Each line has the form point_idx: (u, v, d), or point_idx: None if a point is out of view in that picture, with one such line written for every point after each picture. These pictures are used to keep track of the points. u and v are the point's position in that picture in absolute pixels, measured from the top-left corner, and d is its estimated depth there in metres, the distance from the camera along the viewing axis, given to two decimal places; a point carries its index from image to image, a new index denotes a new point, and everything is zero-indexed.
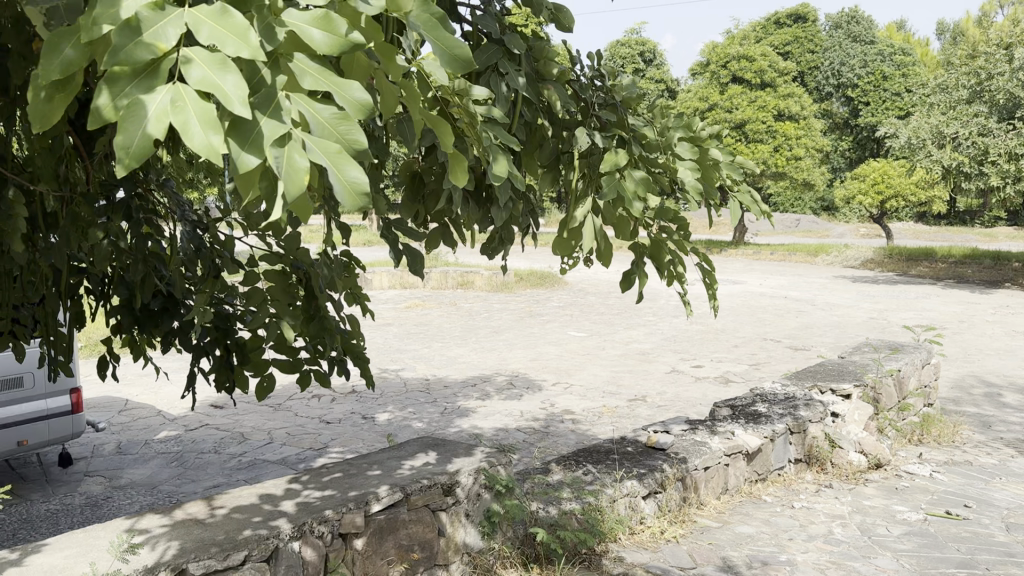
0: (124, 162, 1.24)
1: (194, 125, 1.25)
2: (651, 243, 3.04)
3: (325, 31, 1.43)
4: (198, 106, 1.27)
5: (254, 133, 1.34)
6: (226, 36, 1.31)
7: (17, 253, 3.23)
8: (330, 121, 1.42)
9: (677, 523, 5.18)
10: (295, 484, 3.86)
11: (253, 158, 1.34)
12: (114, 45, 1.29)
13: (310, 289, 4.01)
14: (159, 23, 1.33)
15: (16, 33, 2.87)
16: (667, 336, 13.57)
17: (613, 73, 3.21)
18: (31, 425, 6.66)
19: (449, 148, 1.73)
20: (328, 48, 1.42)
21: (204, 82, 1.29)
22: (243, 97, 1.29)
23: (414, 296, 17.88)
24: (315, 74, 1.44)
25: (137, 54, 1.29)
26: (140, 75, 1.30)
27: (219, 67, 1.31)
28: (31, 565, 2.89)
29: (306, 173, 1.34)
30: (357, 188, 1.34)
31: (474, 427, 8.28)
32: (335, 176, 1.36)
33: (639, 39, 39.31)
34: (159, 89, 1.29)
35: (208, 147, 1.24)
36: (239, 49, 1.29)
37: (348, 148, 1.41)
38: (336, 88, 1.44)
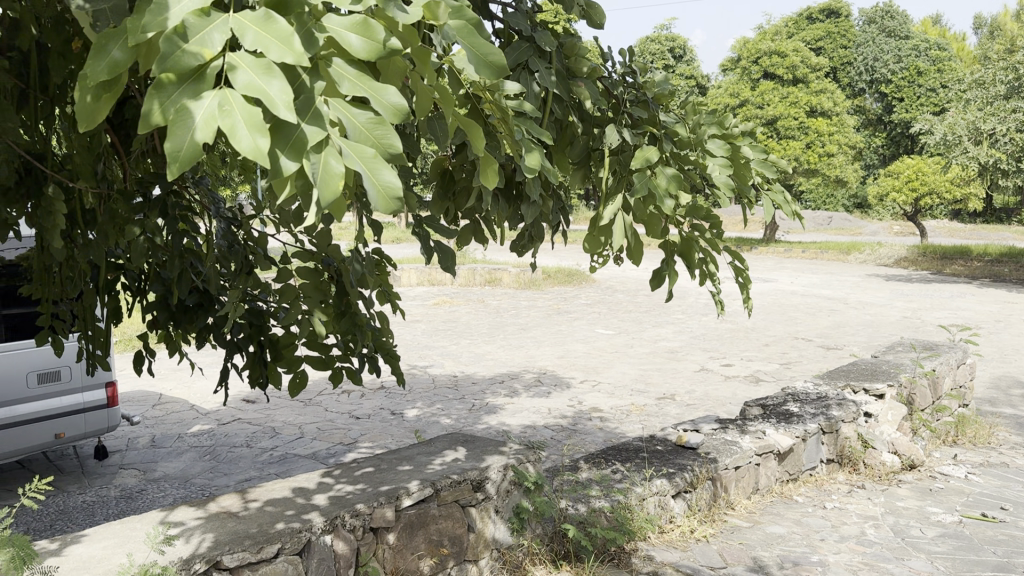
0: (173, 166, 1.21)
1: (240, 129, 1.23)
2: (682, 241, 3.02)
3: (363, 37, 1.42)
4: (244, 110, 1.24)
5: (295, 136, 1.33)
6: (270, 42, 1.30)
7: (57, 250, 3.29)
8: (365, 125, 1.41)
9: (707, 522, 5.16)
10: (327, 478, 3.89)
11: (292, 162, 1.32)
12: (161, 52, 1.27)
13: (342, 287, 4.01)
14: (205, 29, 1.31)
15: (56, 33, 2.94)
16: (696, 334, 13.50)
17: (644, 69, 3.20)
18: (68, 418, 6.78)
19: (480, 151, 1.73)
20: (366, 53, 1.41)
21: (250, 87, 1.27)
22: (288, 102, 1.27)
23: (442, 293, 17.99)
24: (352, 79, 1.43)
25: (184, 61, 1.28)
26: (186, 81, 1.29)
27: (264, 72, 1.29)
28: (70, 555, 2.95)
29: (340, 178, 1.34)
30: (390, 192, 1.33)
31: (502, 424, 8.30)
32: (370, 179, 1.34)
33: (670, 35, 39.16)
34: (206, 93, 1.27)
35: (255, 151, 1.22)
36: (284, 56, 1.28)
37: (382, 152, 1.40)
38: (372, 93, 1.43)
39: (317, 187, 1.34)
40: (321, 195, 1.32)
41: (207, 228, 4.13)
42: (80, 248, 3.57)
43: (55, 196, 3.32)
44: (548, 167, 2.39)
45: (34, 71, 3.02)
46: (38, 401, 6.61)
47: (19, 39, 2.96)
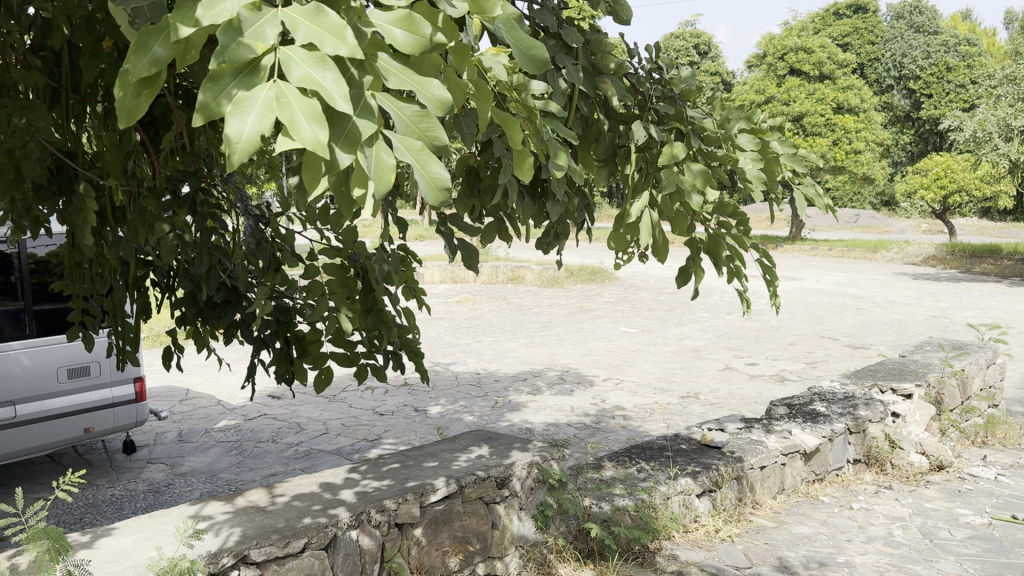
0: (231, 157, 1.19)
1: (300, 121, 1.21)
2: (709, 238, 3.00)
3: (408, 32, 1.40)
4: (303, 103, 1.22)
5: (349, 129, 1.31)
6: (323, 35, 1.27)
7: (88, 247, 3.34)
8: (412, 118, 1.39)
9: (733, 522, 5.13)
10: (354, 474, 3.92)
11: (346, 155, 1.30)
12: (219, 45, 1.26)
13: (368, 283, 4.05)
14: (258, 23, 1.29)
15: (88, 32, 3.01)
16: (720, 332, 13.43)
17: (670, 64, 3.17)
18: (98, 413, 6.88)
19: (517, 143, 1.78)
20: (411, 48, 1.38)
21: (306, 79, 1.23)
22: (345, 93, 1.23)
23: (466, 290, 18.03)
24: (398, 73, 1.42)
25: (240, 54, 1.26)
26: (240, 74, 1.26)
27: (318, 64, 1.25)
28: (101, 548, 2.99)
29: (392, 171, 1.35)
30: (439, 183, 1.33)
31: (525, 422, 8.30)
32: (419, 172, 1.34)
33: (695, 31, 38.97)
34: (261, 85, 1.23)
35: (315, 144, 1.19)
36: (338, 49, 1.25)
37: (428, 144, 1.39)
38: (417, 86, 1.42)
39: (370, 180, 1.35)
40: (375, 186, 1.33)
41: (234, 225, 4.16)
42: (110, 245, 3.61)
43: (86, 193, 3.36)
44: (574, 166, 2.39)
45: (65, 71, 3.07)
46: (67, 396, 6.71)
47: (52, 39, 3.02)
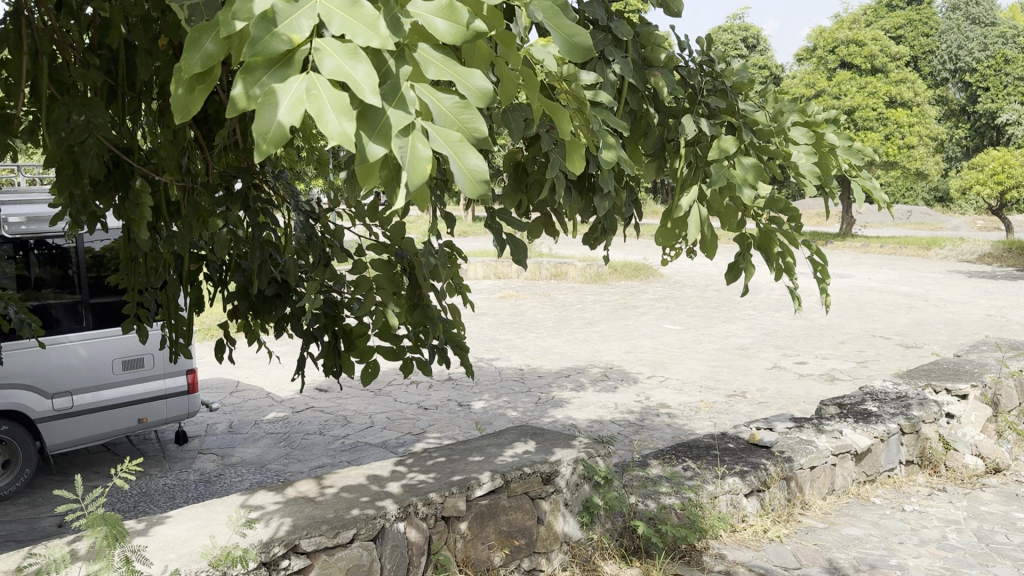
0: (262, 148, 1.20)
1: (328, 113, 1.19)
2: (760, 234, 2.96)
3: (449, 21, 1.38)
4: (332, 95, 1.21)
5: (382, 121, 1.30)
6: (357, 26, 1.26)
7: (144, 241, 3.41)
8: (451, 109, 1.37)
9: (781, 522, 5.06)
10: (400, 467, 3.95)
11: (379, 148, 1.29)
12: (251, 37, 1.25)
13: (414, 279, 4.05)
14: (293, 15, 1.27)
15: (144, 31, 3.09)
16: (767, 330, 13.26)
17: (722, 57, 3.14)
18: (150, 404, 7.04)
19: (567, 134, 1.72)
20: (451, 38, 1.36)
21: (336, 71, 1.23)
22: (374, 86, 1.22)
23: (509, 286, 18.05)
24: (438, 64, 1.40)
25: (273, 46, 1.25)
26: (274, 66, 1.26)
27: (349, 56, 1.25)
28: (156, 535, 3.06)
29: (428, 162, 1.30)
30: (476, 175, 1.30)
31: (568, 418, 8.29)
32: (455, 164, 1.31)
33: (743, 24, 38.53)
34: (293, 77, 1.23)
35: (342, 137, 1.17)
36: (370, 40, 1.24)
37: (468, 136, 1.36)
38: (457, 76, 1.39)
39: (405, 172, 1.30)
40: (408, 178, 1.29)
41: (285, 220, 4.22)
42: (164, 240, 3.68)
43: (142, 188, 3.43)
44: (624, 160, 2.35)
45: (122, 69, 3.16)
46: (122, 387, 6.88)
47: (109, 39, 3.10)
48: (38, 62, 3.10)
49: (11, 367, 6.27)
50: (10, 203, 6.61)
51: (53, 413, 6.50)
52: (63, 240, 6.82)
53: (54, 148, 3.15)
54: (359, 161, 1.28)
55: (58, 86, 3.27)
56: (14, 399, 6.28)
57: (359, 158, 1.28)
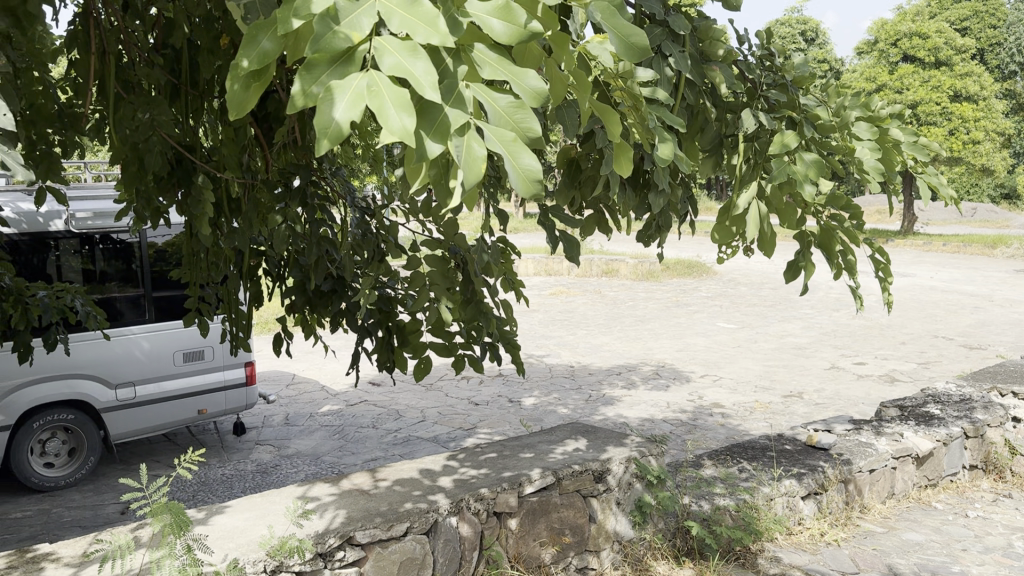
0: (321, 144, 1.17)
1: (389, 109, 1.17)
2: (821, 231, 2.90)
3: (506, 21, 1.37)
4: (392, 91, 1.19)
5: (440, 119, 1.29)
6: (417, 24, 1.23)
7: (206, 238, 3.49)
8: (505, 109, 1.36)
9: (839, 526, 4.96)
10: (452, 461, 3.98)
11: (437, 146, 1.28)
12: (314, 33, 1.24)
13: (468, 275, 4.07)
14: (354, 13, 1.26)
15: (207, 31, 3.20)
16: (825, 330, 13.00)
17: (783, 51, 3.09)
18: (210, 395, 7.21)
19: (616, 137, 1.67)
20: (508, 38, 1.36)
21: (397, 68, 1.21)
22: (434, 83, 1.20)
23: (560, 282, 18.02)
24: (493, 64, 1.40)
25: (335, 43, 1.24)
26: (335, 64, 1.24)
27: (410, 54, 1.23)
28: (216, 525, 3.14)
29: (484, 162, 1.28)
30: (531, 176, 1.28)
31: (620, 416, 8.26)
32: (510, 163, 1.28)
33: (801, 17, 37.97)
34: (354, 74, 1.21)
35: (403, 132, 1.16)
36: (430, 37, 1.21)
37: (522, 136, 1.34)
38: (512, 76, 1.40)
39: (461, 170, 1.29)
40: (463, 176, 1.27)
41: (342, 216, 4.28)
42: (225, 236, 3.76)
43: (203, 184, 3.50)
44: (680, 156, 2.32)
45: (186, 68, 3.25)
46: (182, 379, 7.05)
47: (173, 38, 3.20)
48: (106, 62, 3.18)
49: (77, 358, 6.48)
50: (78, 199, 6.81)
51: (116, 403, 6.70)
52: (127, 235, 7.00)
53: (121, 143, 3.24)
54: (417, 159, 1.27)
55: (123, 84, 3.38)
56: (78, 389, 6.48)
57: (418, 155, 1.26)
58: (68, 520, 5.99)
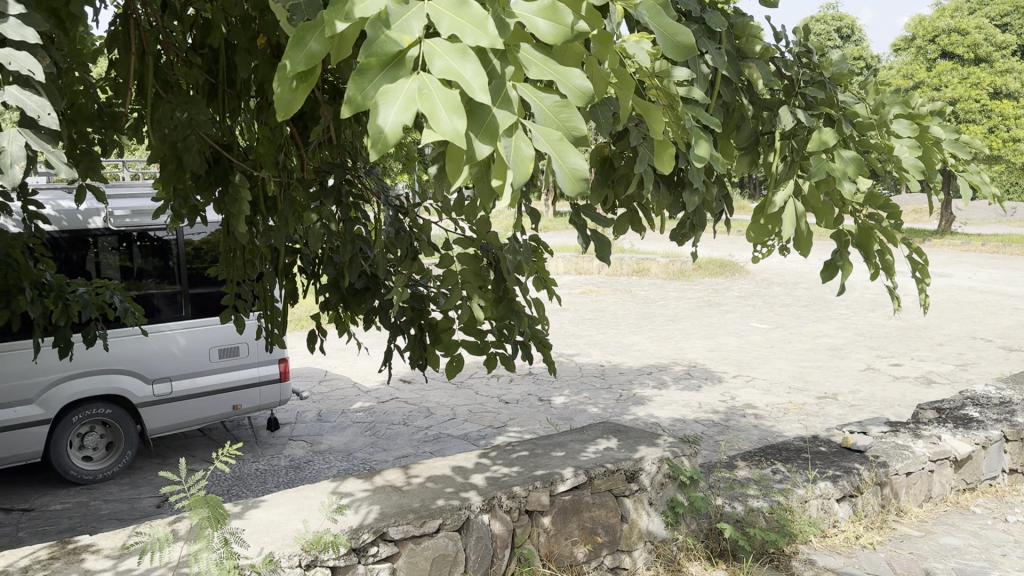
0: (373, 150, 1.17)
1: (440, 112, 1.17)
2: (859, 231, 2.87)
3: (551, 21, 1.35)
4: (443, 94, 1.18)
5: (488, 121, 1.27)
6: (466, 27, 1.22)
7: (242, 235, 3.53)
8: (551, 108, 1.34)
9: (875, 529, 4.89)
10: (484, 459, 3.99)
11: (485, 147, 1.26)
12: (366, 37, 1.23)
13: (501, 273, 4.08)
14: (404, 16, 1.24)
15: (244, 31, 3.24)
16: (860, 330, 12.84)
17: (821, 48, 3.06)
18: (244, 391, 7.30)
19: (658, 135, 1.69)
20: (553, 37, 1.34)
21: (447, 70, 1.20)
22: (484, 84, 1.18)
23: (590, 281, 18.00)
24: (539, 64, 1.37)
25: (386, 47, 1.23)
26: (386, 68, 1.23)
27: (459, 55, 1.22)
28: (252, 519, 3.17)
29: (531, 162, 1.28)
30: (577, 175, 1.27)
31: (650, 416, 8.23)
32: (557, 163, 1.29)
33: (837, 14, 37.59)
34: (404, 78, 1.21)
35: (454, 134, 1.15)
36: (480, 39, 1.20)
37: (568, 135, 1.34)
38: (558, 76, 1.36)
39: (509, 170, 1.29)
40: (513, 176, 1.28)
41: (375, 215, 4.30)
42: (261, 233, 3.80)
43: (240, 183, 3.53)
44: (716, 156, 2.31)
45: (223, 68, 3.32)
46: (217, 374, 7.15)
47: (211, 38, 3.26)
48: (146, 61, 3.23)
49: (116, 354, 6.60)
50: (117, 198, 6.92)
51: (153, 398, 6.81)
52: (164, 233, 7.11)
53: (160, 142, 3.28)
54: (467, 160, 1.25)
55: (161, 84, 3.43)
56: (116, 384, 6.60)
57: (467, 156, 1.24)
58: (106, 512, 6.09)
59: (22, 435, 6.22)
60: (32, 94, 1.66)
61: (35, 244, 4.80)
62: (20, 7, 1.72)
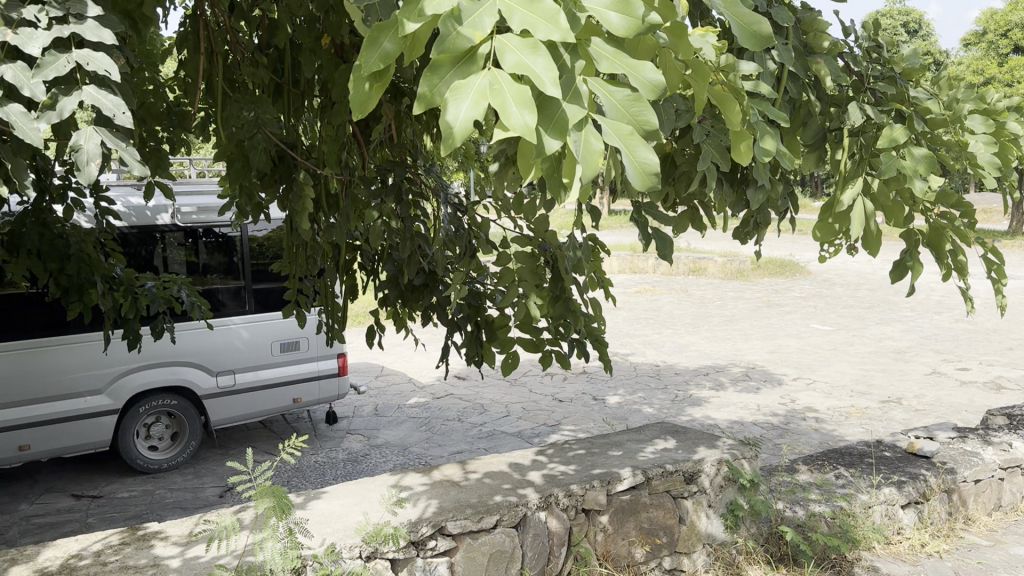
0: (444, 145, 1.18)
1: (510, 107, 1.17)
2: (930, 230, 2.79)
3: (623, 14, 1.33)
4: (515, 90, 1.18)
5: (559, 114, 1.26)
6: (538, 22, 1.23)
7: (305, 232, 3.58)
8: (623, 102, 1.32)
9: (941, 537, 4.75)
10: (541, 457, 4.00)
11: (555, 142, 1.25)
12: (439, 34, 1.23)
13: (558, 271, 4.09)
14: (476, 13, 1.25)
15: (309, 32, 3.33)
16: (926, 333, 12.48)
17: (891, 43, 2.98)
18: (305, 385, 7.44)
19: (737, 126, 1.67)
20: (625, 30, 1.31)
21: (518, 66, 1.20)
22: (555, 79, 1.18)
23: (645, 281, 17.87)
24: (610, 57, 1.36)
25: (458, 43, 1.23)
26: (458, 64, 1.24)
27: (530, 49, 1.21)
28: (314, 509, 3.23)
29: (601, 156, 1.27)
30: (648, 170, 1.24)
31: (707, 417, 8.13)
32: (627, 157, 1.27)
33: (904, 9, 36.66)
34: (476, 73, 1.21)
35: (524, 129, 1.14)
36: (552, 33, 1.21)
37: (640, 129, 1.31)
38: (629, 70, 1.35)
39: (579, 164, 1.29)
40: (582, 170, 1.28)
41: (435, 212, 4.32)
42: (323, 230, 3.85)
43: (303, 180, 3.58)
44: (782, 152, 2.26)
45: (289, 68, 3.38)
46: (279, 368, 7.29)
47: (276, 39, 3.33)
48: (214, 61, 3.32)
49: (182, 346, 6.79)
50: (185, 195, 7.11)
51: (217, 390, 6.98)
52: (229, 229, 7.29)
53: (228, 142, 3.36)
54: (536, 154, 1.25)
55: (230, 83, 3.53)
56: (182, 375, 6.79)
57: (537, 150, 1.24)
58: (170, 501, 6.27)
59: (90, 424, 6.41)
60: (108, 94, 1.72)
61: (107, 239, 4.97)
62: (98, 9, 1.79)
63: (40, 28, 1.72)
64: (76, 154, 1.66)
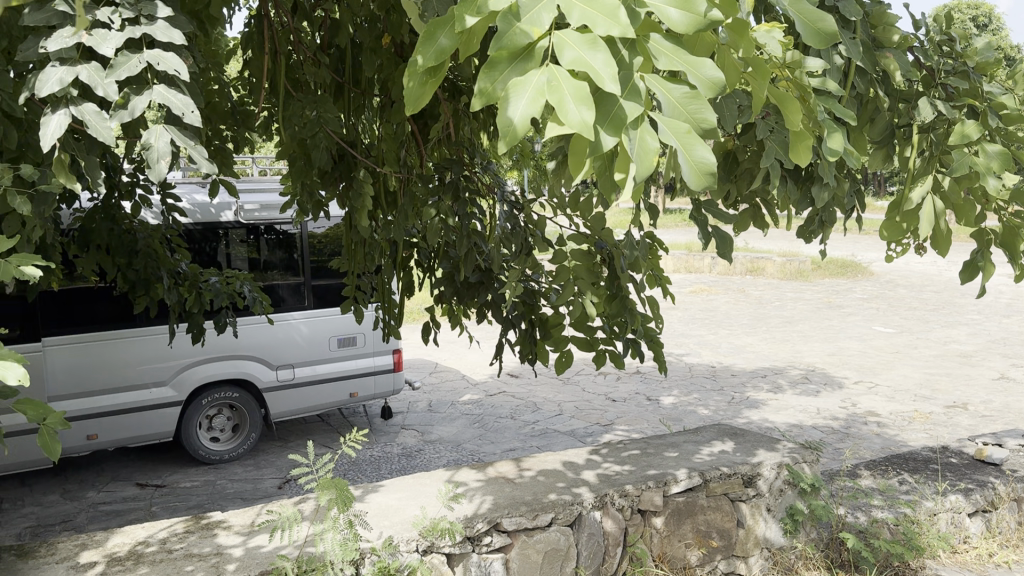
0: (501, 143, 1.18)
1: (568, 103, 1.16)
2: (1004, 229, 2.69)
3: (683, 10, 1.31)
4: (572, 85, 1.17)
5: (616, 112, 1.25)
6: (597, 17, 1.22)
7: (363, 230, 3.61)
8: (680, 100, 1.30)
9: (1010, 547, 4.59)
10: (596, 455, 3.99)
11: (611, 139, 1.25)
12: (497, 31, 1.24)
13: (614, 270, 4.05)
14: (536, 8, 1.25)
15: (369, 32, 3.37)
16: (995, 337, 12.07)
17: (963, 36, 2.90)
18: (361, 380, 7.53)
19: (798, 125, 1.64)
20: (685, 27, 1.29)
21: (576, 62, 1.19)
22: (614, 74, 1.17)
23: (701, 280, 17.64)
24: (669, 53, 1.34)
25: (516, 40, 1.23)
26: (516, 60, 1.24)
27: (588, 45, 1.21)
28: (371, 502, 3.28)
29: (657, 155, 1.26)
30: (705, 169, 1.23)
31: (765, 420, 8.00)
32: (684, 155, 1.26)
33: (974, 3, 35.59)
34: (534, 70, 1.21)
35: (581, 126, 1.14)
36: (611, 30, 1.20)
37: (697, 127, 1.29)
38: (688, 67, 1.33)
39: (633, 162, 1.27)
40: (637, 169, 1.27)
41: (491, 210, 4.31)
42: (381, 227, 3.89)
43: (361, 178, 3.61)
44: (849, 150, 2.20)
45: (349, 67, 3.41)
46: (336, 363, 7.40)
47: (338, 38, 3.36)
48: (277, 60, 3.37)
49: (244, 341, 6.95)
50: (248, 192, 7.27)
51: (277, 383, 7.13)
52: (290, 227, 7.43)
53: (289, 141, 3.41)
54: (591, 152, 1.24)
55: (292, 81, 3.58)
56: (243, 368, 6.96)
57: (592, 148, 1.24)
58: (230, 491, 6.42)
59: (154, 415, 6.59)
60: (176, 93, 1.76)
61: (172, 235, 5.10)
62: (168, 9, 1.83)
63: (113, 29, 1.76)
64: (147, 152, 1.71)
